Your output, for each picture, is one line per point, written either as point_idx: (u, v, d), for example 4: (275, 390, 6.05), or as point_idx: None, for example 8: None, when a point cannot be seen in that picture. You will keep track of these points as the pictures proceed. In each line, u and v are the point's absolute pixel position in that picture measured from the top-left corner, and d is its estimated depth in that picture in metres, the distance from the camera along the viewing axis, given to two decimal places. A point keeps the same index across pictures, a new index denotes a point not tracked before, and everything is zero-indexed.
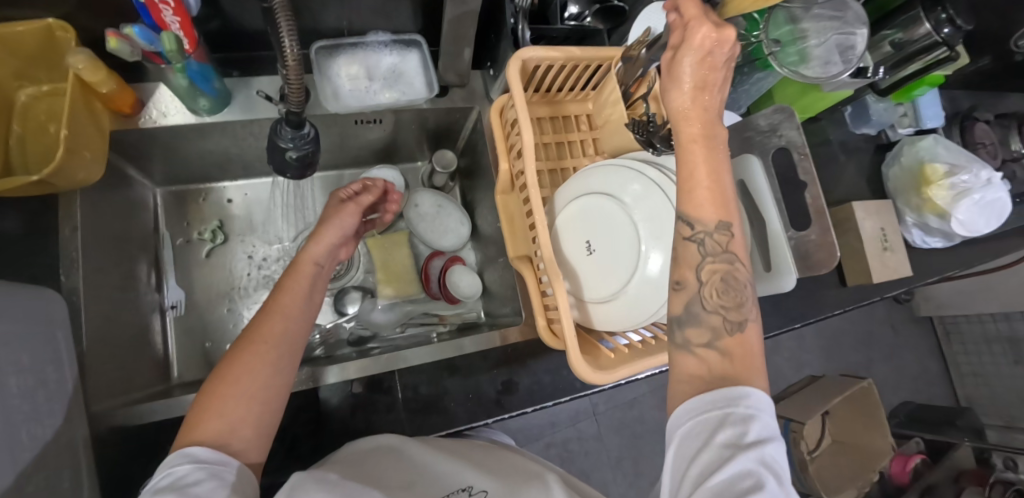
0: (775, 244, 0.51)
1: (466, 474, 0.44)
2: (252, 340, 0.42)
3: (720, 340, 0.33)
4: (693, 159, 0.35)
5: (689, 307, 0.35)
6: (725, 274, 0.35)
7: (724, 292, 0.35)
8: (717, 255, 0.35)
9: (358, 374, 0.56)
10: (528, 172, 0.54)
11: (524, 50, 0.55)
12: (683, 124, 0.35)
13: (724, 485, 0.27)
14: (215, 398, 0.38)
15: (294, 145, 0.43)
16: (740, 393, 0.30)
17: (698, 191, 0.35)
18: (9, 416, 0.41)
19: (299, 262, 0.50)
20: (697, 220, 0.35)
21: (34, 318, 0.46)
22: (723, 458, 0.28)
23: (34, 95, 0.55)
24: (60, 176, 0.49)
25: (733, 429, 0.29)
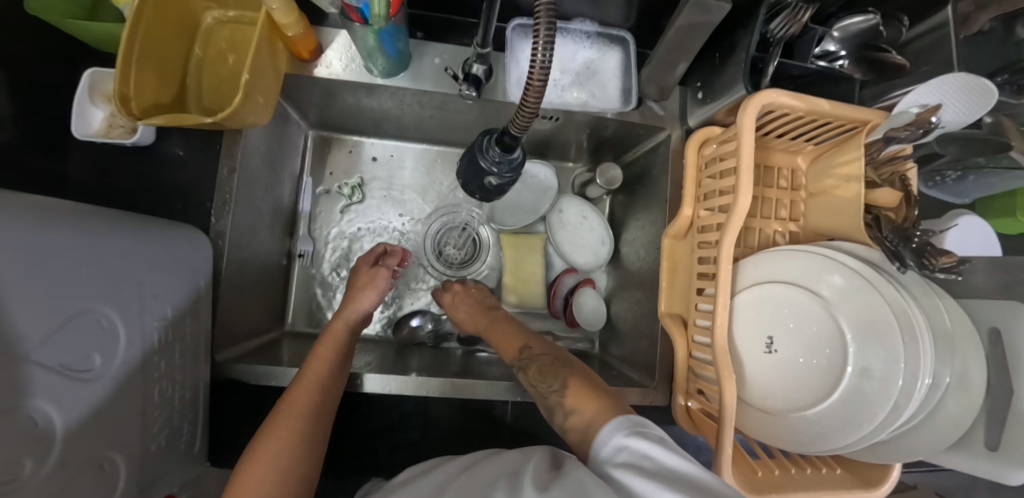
0: (1016, 423, 0.40)
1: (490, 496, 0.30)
2: (280, 415, 0.40)
3: (567, 404, 0.42)
4: (492, 333, 0.57)
5: (545, 407, 0.45)
6: (540, 368, 0.48)
7: (544, 373, 0.47)
8: (525, 364, 0.49)
9: (436, 393, 0.51)
10: (725, 238, 0.46)
11: (770, 92, 0.44)
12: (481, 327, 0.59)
13: (659, 476, 0.29)
14: (246, 481, 0.35)
15: (498, 170, 0.36)
16: (627, 418, 0.35)
17: (502, 347, 0.54)
18: (155, 368, 0.40)
19: (331, 331, 0.50)
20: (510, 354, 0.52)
21: (184, 265, 0.45)
22: (666, 459, 0.30)
23: (219, 19, 0.52)
24: (234, 118, 0.46)
25: (634, 444, 0.32)
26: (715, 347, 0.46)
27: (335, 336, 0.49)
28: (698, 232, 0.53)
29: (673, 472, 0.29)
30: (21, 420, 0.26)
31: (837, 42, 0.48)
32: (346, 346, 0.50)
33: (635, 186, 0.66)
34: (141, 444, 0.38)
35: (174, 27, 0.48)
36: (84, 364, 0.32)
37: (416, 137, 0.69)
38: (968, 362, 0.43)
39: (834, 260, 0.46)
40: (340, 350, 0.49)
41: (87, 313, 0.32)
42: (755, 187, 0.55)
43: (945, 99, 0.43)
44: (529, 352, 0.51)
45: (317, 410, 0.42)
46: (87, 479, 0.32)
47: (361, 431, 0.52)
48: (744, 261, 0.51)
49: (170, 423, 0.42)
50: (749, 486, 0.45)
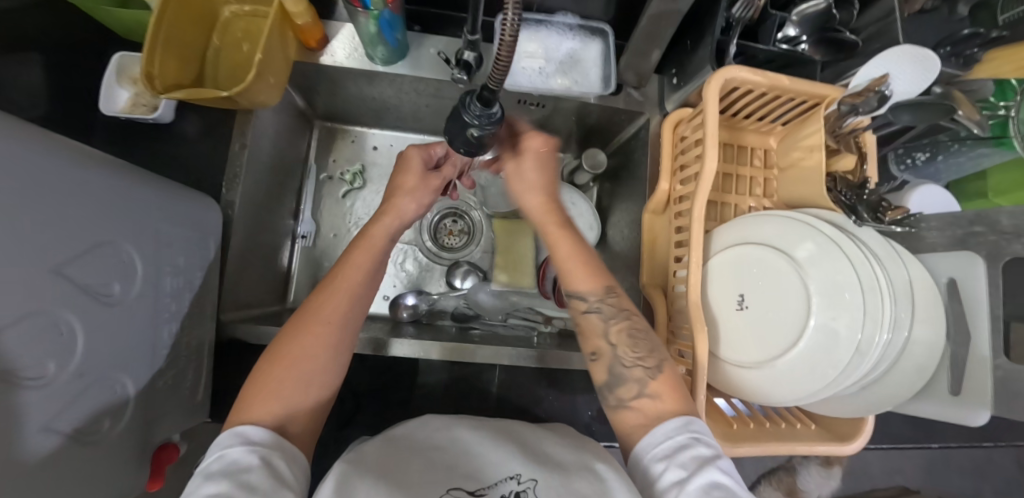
0: (976, 367, 0.43)
1: (500, 460, 0.38)
2: (307, 322, 0.41)
3: (647, 388, 0.44)
4: (555, 237, 0.50)
5: (611, 370, 0.46)
6: (628, 329, 0.47)
7: (635, 344, 0.46)
8: (615, 316, 0.48)
9: (437, 356, 0.54)
10: (697, 202, 0.49)
11: (730, 68, 0.48)
12: (538, 218, 0.51)
13: (713, 489, 0.34)
14: (269, 380, 0.38)
15: (479, 123, 0.40)
16: (692, 423, 0.40)
17: (575, 273, 0.49)
18: (163, 313, 0.44)
19: (368, 235, 0.46)
20: (585, 295, 0.49)
21: (195, 226, 0.49)
22: (725, 480, 0.35)
23: (235, 13, 0.58)
24: (245, 95, 0.51)
25: (692, 451, 0.37)
26: (690, 305, 0.48)
27: (374, 245, 0.45)
28: (674, 205, 0.55)
29: (727, 488, 0.34)
30: (48, 319, 0.30)
31: (797, 26, 0.52)
32: (385, 255, 0.47)
33: (619, 172, 0.69)
34: (147, 379, 0.41)
35: (195, 17, 0.53)
36: (104, 288, 0.36)
37: (414, 127, 0.74)
38: (930, 316, 0.45)
39: (803, 224, 0.48)
40: (377, 259, 0.46)
41: (110, 245, 0.36)
42: (728, 166, 0.58)
43: (893, 70, 0.47)
44: (615, 299, 0.48)
45: (339, 325, 0.42)
46: (98, 393, 0.35)
47: (355, 390, 0.55)
48: (719, 227, 0.55)
49: (174, 367, 0.46)
50: (723, 436, 0.48)
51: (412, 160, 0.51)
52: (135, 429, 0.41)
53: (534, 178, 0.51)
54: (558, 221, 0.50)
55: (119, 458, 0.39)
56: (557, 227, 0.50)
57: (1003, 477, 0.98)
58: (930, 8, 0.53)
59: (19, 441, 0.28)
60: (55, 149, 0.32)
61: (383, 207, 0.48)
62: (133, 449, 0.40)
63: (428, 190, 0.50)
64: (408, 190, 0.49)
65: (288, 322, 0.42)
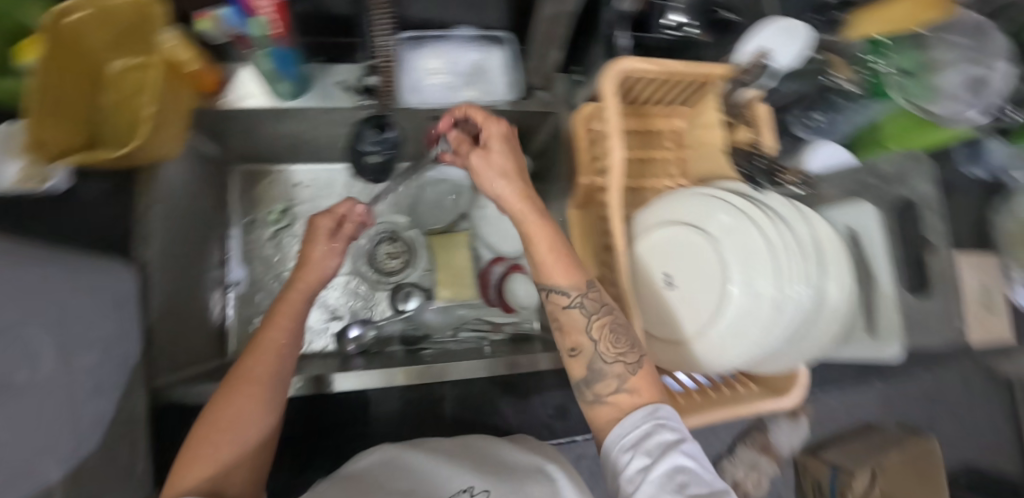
0: (884, 305, 0.46)
1: (455, 477, 0.38)
2: (234, 391, 0.40)
3: (626, 383, 0.42)
4: (534, 232, 0.45)
5: (590, 366, 0.44)
6: (609, 324, 0.45)
7: (617, 340, 0.44)
8: (596, 311, 0.45)
9: (404, 381, 0.51)
10: (612, 192, 0.50)
11: (624, 60, 0.50)
12: (512, 205, 0.46)
13: (677, 475, 0.35)
14: (200, 457, 0.37)
15: (371, 145, 0.42)
16: (653, 408, 0.40)
17: (553, 267, 0.45)
18: (82, 391, 0.42)
19: (287, 300, 0.47)
20: (568, 289, 0.45)
21: (108, 294, 0.47)
22: (685, 463, 0.35)
23: (125, 68, 0.56)
24: (144, 152, 0.49)
25: (658, 438, 0.37)
26: (622, 292, 0.50)
27: (294, 308, 0.47)
28: (595, 198, 0.57)
29: (690, 471, 0.35)
30: None
31: (683, 12, 0.54)
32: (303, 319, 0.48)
33: (544, 172, 0.70)
34: (69, 463, 0.39)
35: (79, 79, 0.52)
36: (6, 377, 0.34)
37: (336, 157, 0.73)
38: (838, 266, 0.48)
39: (716, 198, 0.51)
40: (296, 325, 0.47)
41: (5, 331, 0.35)
42: (643, 151, 0.60)
43: (775, 45, 0.51)
44: (596, 294, 0.46)
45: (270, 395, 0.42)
46: (13, 488, 0.33)
47: (307, 432, 0.54)
48: (640, 212, 0.57)
49: (105, 444, 0.44)
50: (672, 411, 0.49)
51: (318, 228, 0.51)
52: None
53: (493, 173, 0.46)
54: (537, 212, 0.45)
55: None
56: (537, 220, 0.45)
57: (930, 391, 1.09)
58: None
59: None
60: None
61: (296, 272, 0.49)
62: None
63: (334, 256, 0.51)
64: (316, 258, 0.50)
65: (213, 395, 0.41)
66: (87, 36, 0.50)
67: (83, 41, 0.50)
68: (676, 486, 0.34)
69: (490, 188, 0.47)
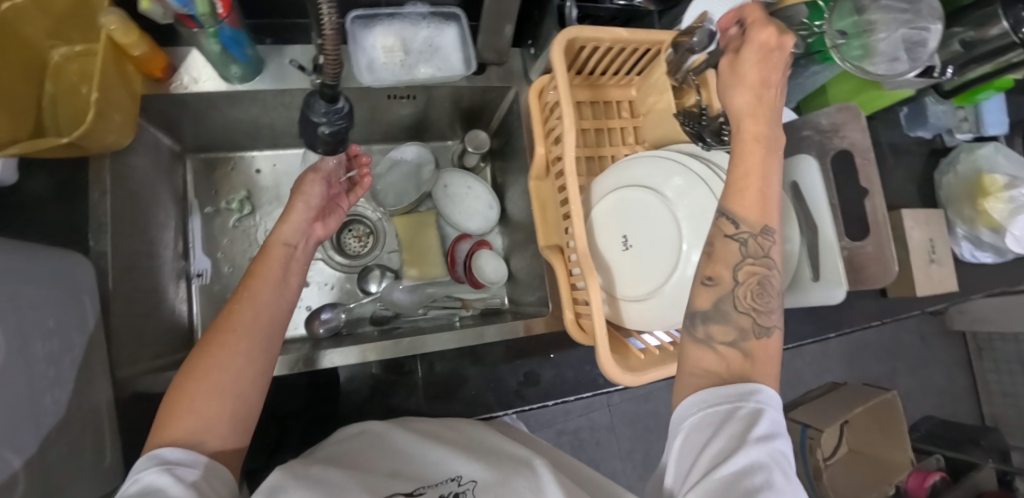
0: (828, 252, 0.48)
1: (444, 465, 0.42)
2: (215, 337, 0.41)
3: (747, 341, 0.36)
4: (748, 154, 0.37)
5: (719, 301, 0.37)
6: (757, 285, 0.37)
7: (760, 297, 0.37)
8: (756, 256, 0.37)
9: (376, 357, 0.54)
10: (566, 159, 0.52)
11: (572, 29, 0.51)
12: (744, 120, 0.38)
13: (750, 471, 0.28)
14: (185, 395, 0.38)
15: (328, 120, 0.40)
16: (750, 392, 0.32)
17: (747, 196, 0.37)
18: (35, 381, 0.41)
19: (269, 248, 0.50)
20: (770, 227, 0.37)
21: (59, 284, 0.46)
22: (767, 462, 0.29)
23: (67, 55, 0.54)
24: (91, 139, 0.48)
25: (736, 421, 0.31)
26: (578, 254, 0.51)
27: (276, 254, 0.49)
28: (553, 167, 0.58)
29: (772, 479, 0.28)
30: None
31: None
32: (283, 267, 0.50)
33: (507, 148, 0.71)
34: (25, 453, 0.38)
35: (25, 69, 0.50)
36: None
37: (297, 142, 0.72)
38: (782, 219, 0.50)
39: (670, 161, 0.53)
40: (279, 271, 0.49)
41: None
42: (598, 121, 0.62)
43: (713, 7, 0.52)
44: (769, 241, 0.38)
45: (256, 343, 0.42)
46: None
47: (275, 414, 0.54)
48: (597, 179, 0.58)
49: (63, 435, 0.43)
50: (631, 368, 0.50)
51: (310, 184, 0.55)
52: None
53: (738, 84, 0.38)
54: (767, 126, 0.37)
55: None
56: (754, 141, 0.38)
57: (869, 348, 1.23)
58: None
59: None
60: None
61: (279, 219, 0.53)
62: None
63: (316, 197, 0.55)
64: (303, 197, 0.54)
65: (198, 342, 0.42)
66: (25, 25, 0.48)
67: (20, 28, 0.48)
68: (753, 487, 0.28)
69: (727, 97, 0.39)
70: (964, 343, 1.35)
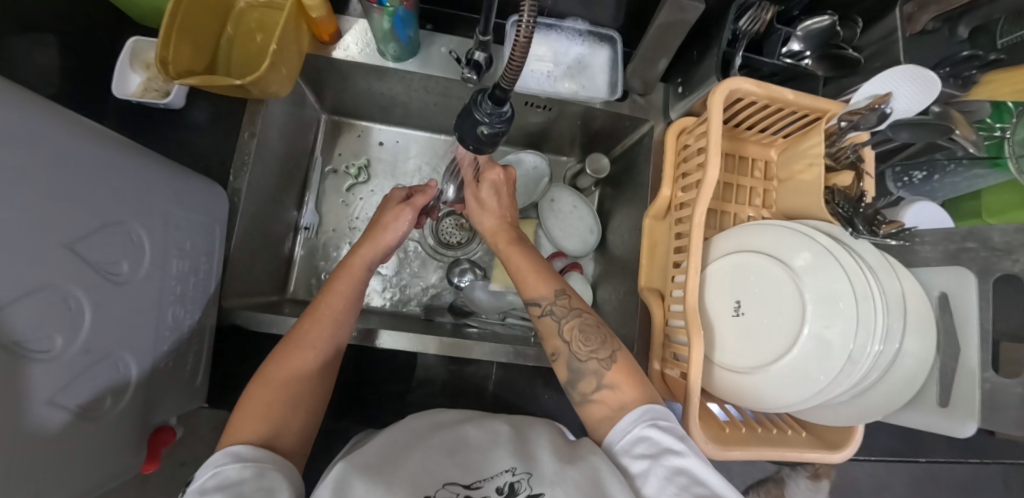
0: (965, 380, 0.44)
1: (494, 454, 0.39)
2: (293, 346, 0.43)
3: (604, 380, 0.45)
4: (511, 255, 0.53)
5: (569, 366, 0.47)
6: (579, 326, 0.48)
7: (587, 339, 0.47)
8: (566, 315, 0.49)
9: (433, 349, 0.53)
10: (698, 210, 0.50)
11: (735, 79, 0.49)
12: (493, 237, 0.56)
13: (677, 474, 0.36)
14: (260, 399, 0.39)
15: (489, 121, 0.41)
16: (645, 409, 0.41)
17: (530, 280, 0.52)
18: (167, 295, 0.44)
19: (348, 265, 0.49)
20: (539, 299, 0.50)
21: (201, 210, 0.49)
22: (685, 464, 0.37)
23: (250, 4, 0.58)
24: (258, 85, 0.52)
25: (652, 441, 0.39)
26: (687, 309, 0.49)
27: (353, 274, 0.48)
28: (674, 212, 0.56)
29: (689, 472, 0.36)
30: (58, 294, 0.31)
31: (801, 41, 0.53)
32: (363, 284, 0.49)
33: (620, 177, 0.70)
34: (149, 356, 0.42)
35: (210, 7, 0.54)
36: (113, 266, 0.36)
37: (420, 124, 0.74)
38: (922, 327, 0.46)
39: (802, 234, 0.49)
40: (354, 289, 0.48)
41: (119, 224, 0.37)
42: (728, 175, 0.59)
43: (897, 88, 0.48)
44: (566, 300, 0.50)
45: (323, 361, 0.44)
46: (101, 372, 0.36)
47: (352, 379, 0.56)
48: (718, 235, 0.56)
49: (176, 349, 0.46)
50: (716, 440, 0.48)
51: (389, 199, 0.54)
52: (134, 410, 0.40)
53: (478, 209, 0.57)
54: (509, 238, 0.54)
55: (115, 441, 0.39)
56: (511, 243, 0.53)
57: None
58: (929, 30, 0.52)
59: (23, 413, 0.28)
60: (71, 127, 0.32)
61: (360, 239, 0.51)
62: (133, 427, 0.41)
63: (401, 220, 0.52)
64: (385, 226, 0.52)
65: (275, 350, 0.43)
66: None
67: None
68: (680, 487, 0.35)
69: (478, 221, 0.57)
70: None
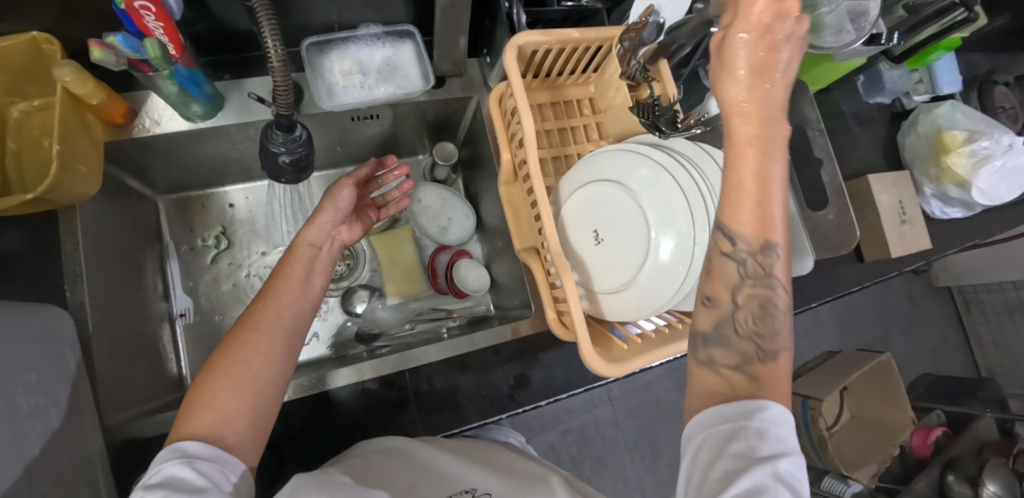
0: (793, 225, 0.49)
1: (457, 476, 0.45)
2: (246, 329, 0.42)
3: (750, 362, 0.34)
4: (743, 180, 0.33)
5: (718, 325, 0.36)
6: (760, 300, 0.36)
7: (760, 319, 0.35)
8: (755, 277, 0.35)
9: (371, 373, 0.58)
10: (530, 161, 0.52)
11: (521, 35, 0.52)
12: (737, 121, 0.33)
13: (756, 494, 0.27)
14: (208, 389, 0.38)
15: (286, 149, 0.42)
16: (756, 411, 0.31)
17: (739, 208, 0.34)
18: (25, 438, 0.41)
19: (295, 249, 0.51)
20: (749, 243, 0.35)
21: (44, 337, 0.46)
22: (769, 485, 0.28)
23: (25, 112, 0.54)
24: (57, 192, 0.48)
25: (748, 444, 0.30)
26: (552, 254, 0.51)
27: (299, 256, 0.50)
28: (519, 171, 0.59)
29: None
30: None
31: None
32: (307, 266, 0.50)
33: (472, 158, 0.73)
34: None
35: None
36: None
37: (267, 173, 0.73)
38: None
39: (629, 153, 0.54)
40: (300, 271, 0.49)
41: None
42: (560, 121, 0.63)
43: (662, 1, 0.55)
44: (769, 259, 0.35)
45: (279, 337, 0.43)
46: None
47: (268, 443, 0.54)
48: (565, 178, 0.59)
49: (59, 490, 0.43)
50: (615, 359, 0.50)
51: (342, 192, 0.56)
52: None
53: (740, 83, 0.32)
54: (759, 127, 0.32)
55: None
56: (751, 143, 0.33)
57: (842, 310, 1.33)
58: None
59: None
60: None
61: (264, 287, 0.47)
62: None
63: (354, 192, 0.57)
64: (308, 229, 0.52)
65: (229, 333, 0.43)
66: None
67: None
68: None
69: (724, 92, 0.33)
70: (952, 299, 1.44)
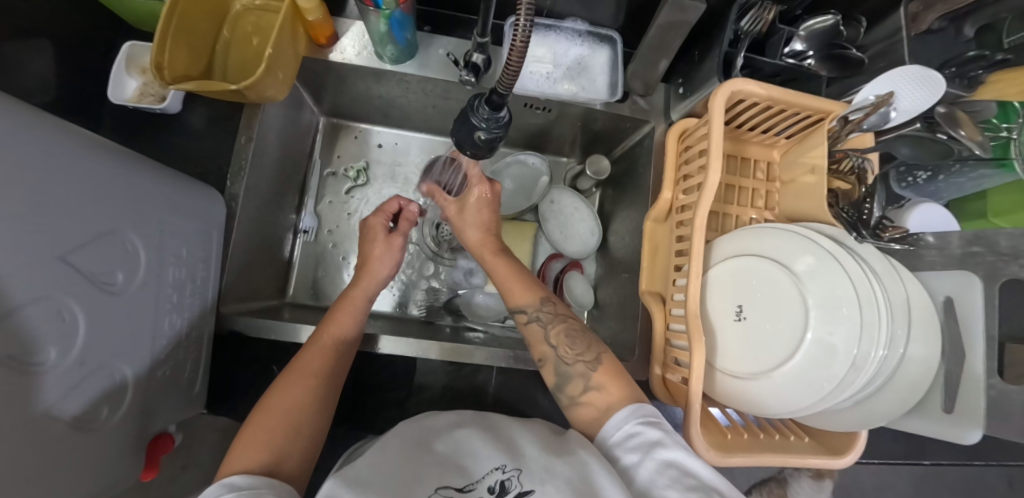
0: (968, 389, 0.43)
1: (481, 456, 0.39)
2: (298, 369, 0.44)
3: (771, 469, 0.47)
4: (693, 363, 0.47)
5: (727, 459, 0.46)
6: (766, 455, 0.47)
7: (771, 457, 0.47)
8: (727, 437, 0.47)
9: (431, 354, 0.54)
10: (698, 212, 0.49)
11: (738, 81, 0.48)
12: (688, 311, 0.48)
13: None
14: (263, 422, 0.39)
15: (486, 126, 0.41)
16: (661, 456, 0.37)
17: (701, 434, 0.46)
18: (164, 303, 0.43)
19: (351, 293, 0.53)
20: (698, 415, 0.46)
21: (199, 217, 0.49)
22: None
23: (247, 7, 0.58)
24: (254, 90, 0.51)
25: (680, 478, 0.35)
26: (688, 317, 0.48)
27: (353, 297, 0.52)
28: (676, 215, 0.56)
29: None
30: (53, 306, 0.30)
31: (804, 40, 0.52)
32: (363, 306, 0.53)
33: (621, 178, 0.71)
34: (147, 368, 0.41)
35: (207, 10, 0.54)
36: (108, 277, 0.36)
37: (419, 125, 0.75)
38: (926, 334, 0.45)
39: (806, 240, 0.48)
40: (359, 311, 0.52)
41: (115, 234, 0.36)
42: (731, 176, 0.59)
43: (898, 88, 0.48)
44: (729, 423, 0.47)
45: (326, 378, 0.45)
46: (97, 381, 0.35)
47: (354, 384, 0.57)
48: (719, 239, 0.55)
49: (174, 359, 0.46)
50: (714, 445, 0.47)
51: (375, 228, 0.58)
52: (134, 418, 0.41)
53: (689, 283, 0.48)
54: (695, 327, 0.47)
55: (113, 451, 0.38)
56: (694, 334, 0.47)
57: None
58: (935, 30, 0.53)
59: (26, 415, 0.28)
60: (57, 127, 0.31)
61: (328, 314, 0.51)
62: (131, 437, 0.41)
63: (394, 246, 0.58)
64: (376, 257, 0.56)
65: (281, 374, 0.44)
66: None
67: None
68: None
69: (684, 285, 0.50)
70: None
